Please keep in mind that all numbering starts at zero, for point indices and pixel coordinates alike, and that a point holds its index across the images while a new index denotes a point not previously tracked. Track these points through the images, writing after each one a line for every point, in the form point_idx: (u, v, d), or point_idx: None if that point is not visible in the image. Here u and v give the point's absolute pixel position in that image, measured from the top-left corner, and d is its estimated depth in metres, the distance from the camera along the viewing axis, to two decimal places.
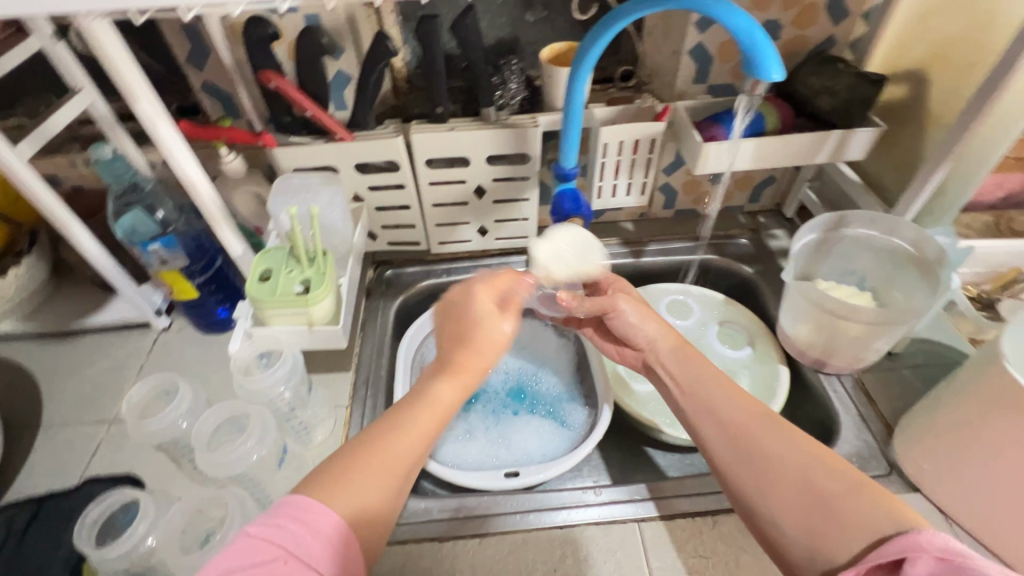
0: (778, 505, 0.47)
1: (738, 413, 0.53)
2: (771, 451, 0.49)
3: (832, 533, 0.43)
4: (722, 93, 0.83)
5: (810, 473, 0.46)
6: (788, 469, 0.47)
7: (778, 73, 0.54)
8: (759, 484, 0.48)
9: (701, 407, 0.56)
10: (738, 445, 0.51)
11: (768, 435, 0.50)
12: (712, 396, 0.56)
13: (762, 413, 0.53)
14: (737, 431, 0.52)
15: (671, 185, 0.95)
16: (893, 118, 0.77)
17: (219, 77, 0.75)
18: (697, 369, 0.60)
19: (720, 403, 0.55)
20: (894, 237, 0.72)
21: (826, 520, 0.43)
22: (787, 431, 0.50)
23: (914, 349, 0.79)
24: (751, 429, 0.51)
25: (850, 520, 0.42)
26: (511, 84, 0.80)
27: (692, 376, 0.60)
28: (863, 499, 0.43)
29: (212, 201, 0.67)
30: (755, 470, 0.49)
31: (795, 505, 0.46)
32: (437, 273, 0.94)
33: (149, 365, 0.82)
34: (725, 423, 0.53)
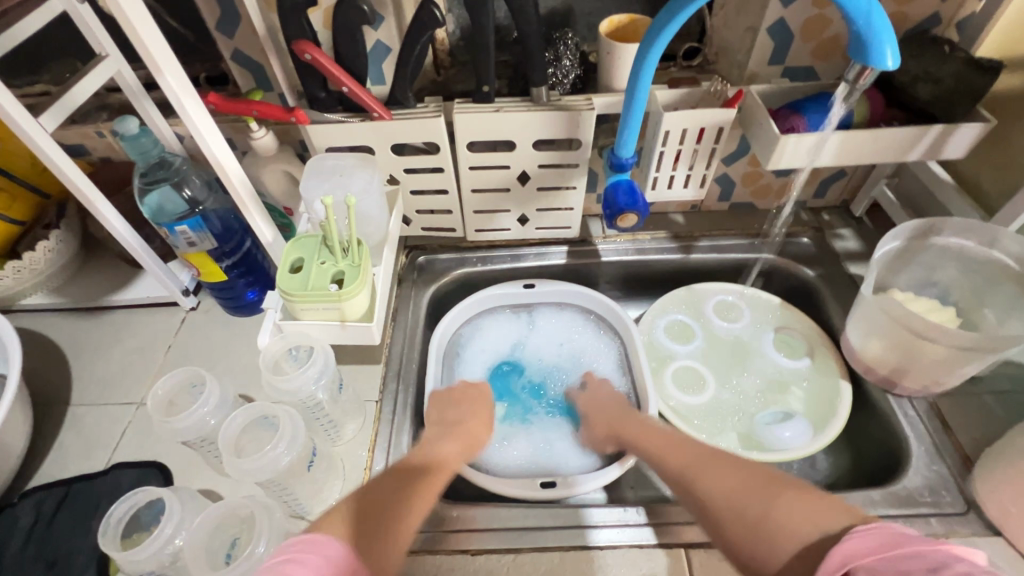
0: (727, 532, 0.45)
1: (692, 451, 0.55)
2: (703, 486, 0.49)
3: (776, 544, 0.41)
4: (799, 77, 0.74)
5: (741, 488, 0.46)
6: (724, 497, 0.47)
7: (892, 60, 0.46)
8: (706, 506, 0.48)
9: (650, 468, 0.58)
10: (685, 479, 0.52)
11: (701, 470, 0.51)
12: (655, 450, 0.59)
13: (692, 449, 0.55)
14: (674, 478, 0.53)
15: (729, 176, 0.87)
16: (1001, 110, 0.67)
17: (250, 46, 0.70)
18: (638, 432, 0.64)
19: (661, 461, 0.57)
20: (992, 249, 0.64)
21: (765, 531, 0.42)
22: (732, 461, 0.51)
23: (999, 372, 0.71)
24: (687, 471, 0.53)
25: (787, 524, 0.41)
26: (566, 61, 0.72)
27: (638, 438, 0.63)
28: (793, 500, 0.43)
29: (242, 184, 0.62)
30: (704, 491, 0.49)
31: (738, 527, 0.44)
32: (472, 261, 0.90)
33: (177, 346, 0.80)
34: (669, 473, 0.55)
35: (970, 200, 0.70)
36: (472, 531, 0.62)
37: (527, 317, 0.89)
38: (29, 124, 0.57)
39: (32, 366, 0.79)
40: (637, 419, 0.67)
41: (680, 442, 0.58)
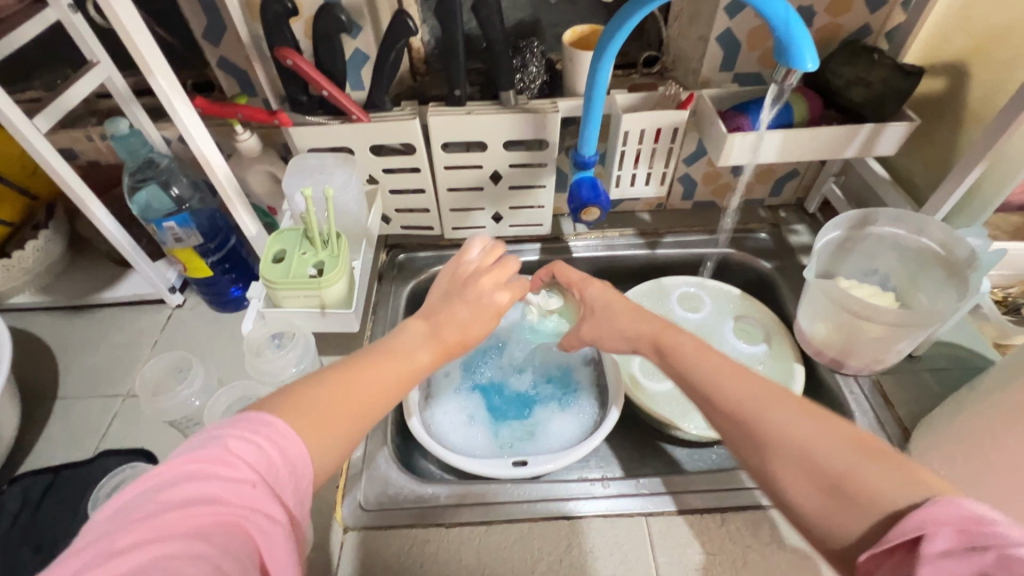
0: (791, 484, 0.40)
1: (739, 385, 0.46)
2: (771, 425, 0.42)
3: (858, 511, 0.36)
4: (749, 83, 0.80)
5: (821, 443, 0.40)
6: (796, 446, 0.41)
7: (812, 63, 0.52)
8: (761, 459, 0.42)
9: (689, 384, 0.50)
10: (734, 423, 0.45)
11: (767, 406, 0.44)
12: (701, 371, 0.50)
13: (751, 377, 0.47)
14: (729, 406, 0.46)
15: (691, 176, 0.93)
16: (928, 112, 0.74)
17: (235, 54, 0.74)
18: (682, 346, 0.54)
19: (716, 382, 0.48)
20: (922, 237, 0.70)
21: (847, 496, 0.37)
22: (790, 400, 0.44)
23: (936, 352, 0.77)
24: (746, 403, 0.45)
25: (874, 493, 0.36)
26: (532, 68, 0.78)
27: (682, 354, 0.53)
28: (884, 467, 0.37)
29: (228, 179, 0.66)
30: (767, 435, 0.42)
31: (810, 481, 0.39)
32: (449, 258, 0.94)
33: (163, 341, 0.82)
34: (718, 403, 0.47)
35: (904, 194, 0.77)
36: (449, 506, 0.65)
37: None
38: (23, 124, 0.60)
39: (20, 362, 0.81)
40: (683, 332, 0.56)
41: (732, 365, 0.49)
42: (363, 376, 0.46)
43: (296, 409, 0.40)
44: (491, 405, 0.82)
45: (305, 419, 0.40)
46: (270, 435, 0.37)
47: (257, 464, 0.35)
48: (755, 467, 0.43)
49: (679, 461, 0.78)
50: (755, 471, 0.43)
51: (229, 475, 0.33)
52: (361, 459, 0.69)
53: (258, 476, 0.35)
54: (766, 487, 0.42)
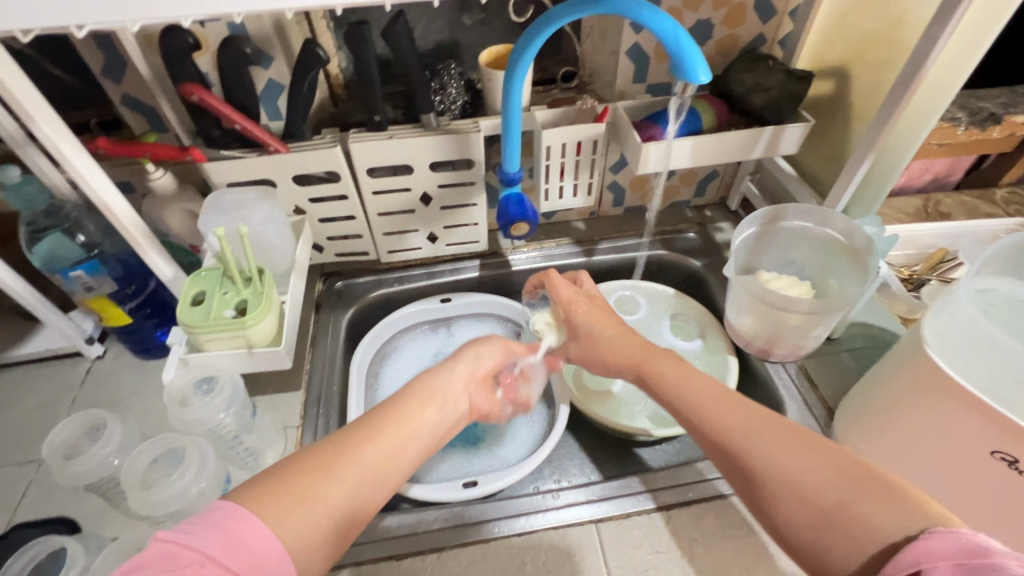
0: (788, 515, 0.43)
1: (728, 416, 0.50)
2: (763, 457, 0.46)
3: (852, 540, 0.39)
4: (661, 93, 0.84)
5: (813, 474, 0.43)
6: (788, 477, 0.44)
7: (704, 75, 0.55)
8: (758, 492, 0.45)
9: (681, 414, 0.55)
10: (728, 453, 0.48)
11: (757, 436, 0.47)
12: (695, 401, 0.54)
13: (742, 407, 0.51)
14: (722, 434, 0.49)
15: (619, 183, 0.96)
16: (822, 111, 0.79)
17: (140, 90, 0.71)
18: (665, 374, 0.59)
19: (706, 413, 0.52)
20: (826, 228, 0.75)
21: (841, 525, 0.40)
22: (782, 429, 0.47)
23: (853, 333, 0.82)
24: (738, 432, 0.48)
25: (867, 522, 0.39)
26: (451, 89, 0.78)
27: (672, 384, 0.57)
28: (875, 497, 0.40)
29: (133, 223, 0.63)
30: (761, 466, 0.46)
31: (805, 511, 0.42)
32: (389, 282, 0.93)
33: (83, 396, 0.77)
34: (711, 431, 0.51)
35: (809, 188, 0.82)
36: (398, 537, 0.64)
37: (446, 329, 0.94)
38: None
39: None
40: (668, 357, 0.61)
41: (724, 394, 0.53)
42: (363, 439, 0.48)
43: (275, 497, 0.41)
44: None
45: (272, 510, 0.40)
46: (216, 522, 0.37)
47: (204, 546, 0.35)
48: (757, 502, 0.45)
49: (629, 461, 0.79)
50: (751, 501, 0.46)
51: (174, 562, 0.34)
52: None
53: (204, 554, 0.35)
54: (761, 513, 0.45)
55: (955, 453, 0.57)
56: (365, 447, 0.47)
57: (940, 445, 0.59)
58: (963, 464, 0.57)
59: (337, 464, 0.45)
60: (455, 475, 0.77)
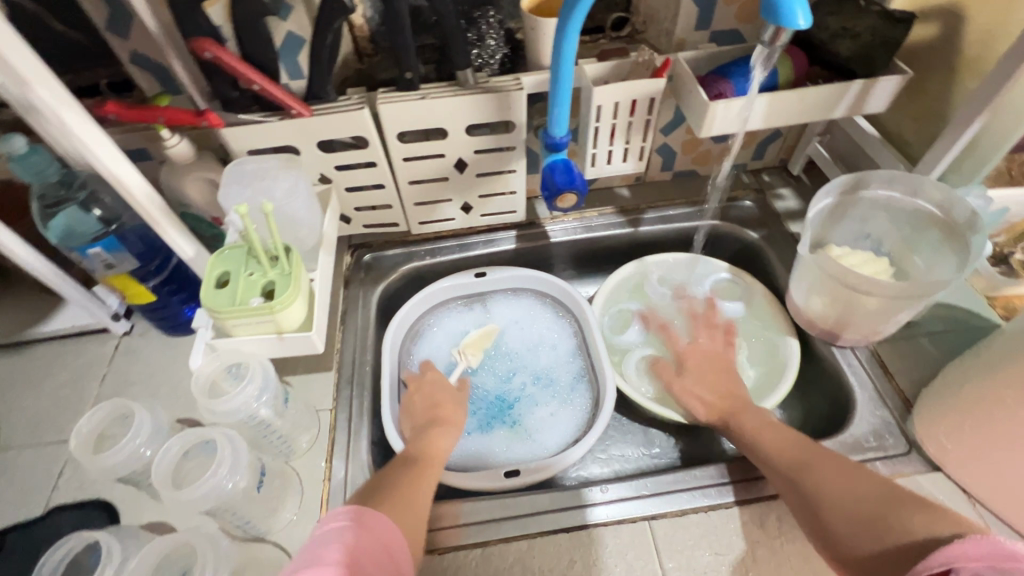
0: (838, 526, 0.50)
1: (788, 451, 0.58)
2: (821, 478, 0.54)
3: (891, 540, 0.46)
4: (727, 41, 0.74)
5: (860, 493, 0.51)
6: (842, 498, 0.51)
7: (803, 19, 0.46)
8: (813, 510, 0.52)
9: (751, 451, 0.61)
10: (788, 479, 0.56)
11: (816, 466, 0.55)
12: (762, 439, 0.61)
13: (802, 446, 0.58)
14: (785, 462, 0.57)
15: (670, 145, 0.87)
16: (917, 62, 0.68)
17: (149, 47, 0.65)
18: (745, 421, 0.64)
19: (771, 448, 0.59)
20: (917, 198, 0.66)
21: (880, 529, 0.47)
22: (838, 461, 0.55)
23: (932, 316, 0.74)
24: (800, 463, 0.56)
25: (906, 527, 0.46)
26: (490, 40, 0.70)
27: (744, 421, 0.64)
28: (914, 513, 0.47)
29: (148, 198, 0.57)
30: (819, 488, 0.53)
31: (853, 520, 0.49)
32: (420, 255, 0.87)
33: (112, 374, 0.75)
34: (775, 458, 0.58)
35: (896, 152, 0.72)
36: (443, 529, 0.61)
37: (481, 305, 0.88)
38: None
39: None
40: (749, 408, 0.66)
41: (789, 434, 0.60)
42: (412, 490, 0.54)
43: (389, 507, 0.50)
44: (483, 407, 0.79)
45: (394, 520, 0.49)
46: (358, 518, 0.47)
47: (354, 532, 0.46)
48: (815, 520, 0.52)
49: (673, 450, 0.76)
50: (808, 517, 0.53)
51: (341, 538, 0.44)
52: (342, 482, 0.64)
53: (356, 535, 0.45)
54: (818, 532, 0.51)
55: None
56: (420, 492, 0.55)
57: None
58: None
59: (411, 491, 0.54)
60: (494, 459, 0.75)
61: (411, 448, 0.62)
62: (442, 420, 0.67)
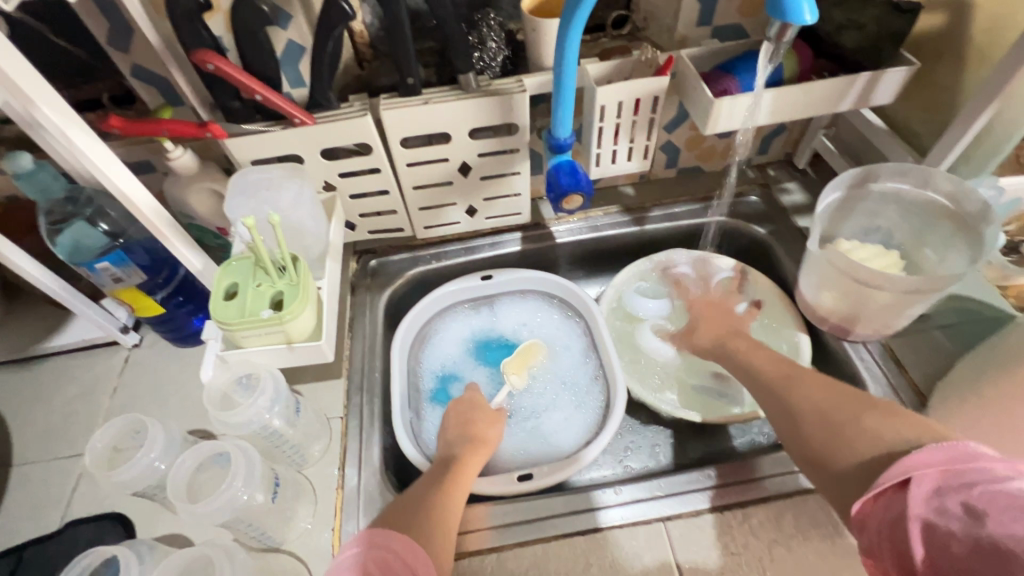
0: (809, 434, 0.49)
1: (772, 373, 0.58)
2: (798, 395, 0.53)
3: (855, 446, 0.44)
4: (730, 36, 0.73)
5: (835, 403, 0.49)
6: (813, 407, 0.50)
7: (810, 15, 0.45)
8: (787, 423, 0.52)
9: (742, 371, 0.62)
10: (769, 398, 0.56)
11: (799, 382, 0.54)
12: (755, 364, 0.61)
13: (791, 367, 0.58)
14: (769, 383, 0.57)
15: (674, 142, 0.86)
16: (923, 52, 0.68)
17: (150, 59, 0.64)
18: (739, 349, 0.66)
19: (757, 372, 0.60)
20: (927, 190, 0.66)
21: (846, 435, 0.45)
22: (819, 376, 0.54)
23: (944, 308, 0.74)
24: (784, 381, 0.56)
25: (872, 433, 0.44)
26: (491, 43, 0.69)
27: (742, 351, 0.65)
28: (880, 417, 0.45)
29: (155, 212, 0.57)
30: (796, 402, 0.52)
31: (821, 428, 0.48)
32: (425, 259, 0.87)
33: (123, 386, 0.75)
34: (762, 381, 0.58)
35: (903, 144, 0.72)
36: (469, 532, 0.61)
37: (489, 308, 0.88)
38: None
39: None
40: (741, 337, 0.68)
41: (781, 360, 0.60)
42: (444, 504, 0.54)
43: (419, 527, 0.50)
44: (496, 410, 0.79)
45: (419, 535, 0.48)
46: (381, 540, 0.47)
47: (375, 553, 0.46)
48: (789, 433, 0.51)
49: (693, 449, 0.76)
50: (783, 430, 0.52)
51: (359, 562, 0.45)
52: (356, 488, 0.64)
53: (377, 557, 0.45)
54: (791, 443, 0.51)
55: None
56: (449, 508, 0.54)
57: None
58: None
59: (436, 508, 0.53)
60: (508, 460, 0.75)
61: (439, 466, 0.61)
62: (478, 440, 0.66)
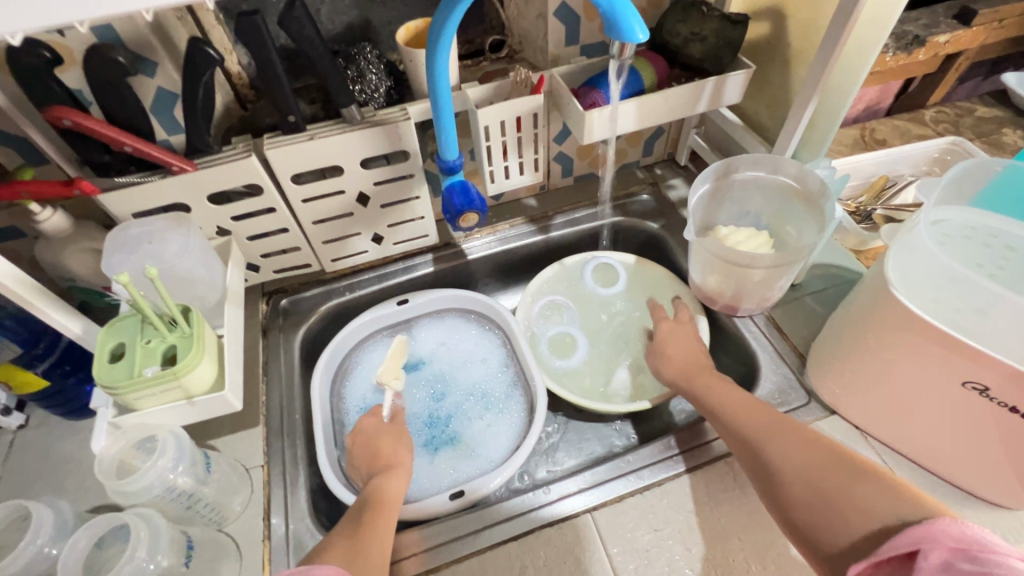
0: (795, 501, 0.51)
1: (748, 424, 0.60)
2: (778, 452, 0.55)
3: (844, 519, 0.47)
4: (597, 52, 0.79)
5: (819, 465, 0.52)
6: (797, 469, 0.53)
7: (642, 32, 0.51)
8: (770, 480, 0.55)
9: (714, 415, 0.64)
10: (751, 453, 0.58)
11: (777, 434, 0.57)
12: (732, 411, 0.62)
13: (772, 416, 0.60)
14: (744, 434, 0.59)
15: (565, 153, 0.91)
16: (760, 56, 0.77)
17: (2, 119, 0.61)
18: (711, 388, 0.67)
19: (734, 415, 0.62)
20: (779, 175, 0.74)
21: (835, 507, 0.48)
22: (802, 431, 0.56)
23: (813, 276, 0.83)
24: (766, 437, 0.57)
25: (862, 504, 0.47)
26: (371, 75, 0.71)
27: (711, 395, 0.66)
28: (868, 486, 0.48)
29: (18, 281, 0.53)
30: (779, 458, 0.55)
31: (808, 495, 0.51)
32: (338, 291, 0.87)
33: (10, 473, 0.68)
34: (739, 432, 0.60)
35: (757, 136, 0.81)
36: (404, 559, 0.61)
37: (408, 332, 0.88)
38: None
39: None
40: (708, 373, 0.70)
41: (757, 404, 0.62)
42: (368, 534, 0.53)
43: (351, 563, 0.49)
44: (422, 432, 0.80)
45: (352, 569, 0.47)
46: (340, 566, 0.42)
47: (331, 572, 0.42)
48: (770, 489, 0.54)
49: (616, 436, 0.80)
50: (764, 485, 0.55)
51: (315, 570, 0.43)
52: (284, 537, 0.62)
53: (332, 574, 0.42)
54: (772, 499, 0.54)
55: (930, 385, 0.58)
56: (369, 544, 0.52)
57: (911, 382, 0.60)
58: (930, 395, 0.59)
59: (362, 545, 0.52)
60: (430, 482, 0.75)
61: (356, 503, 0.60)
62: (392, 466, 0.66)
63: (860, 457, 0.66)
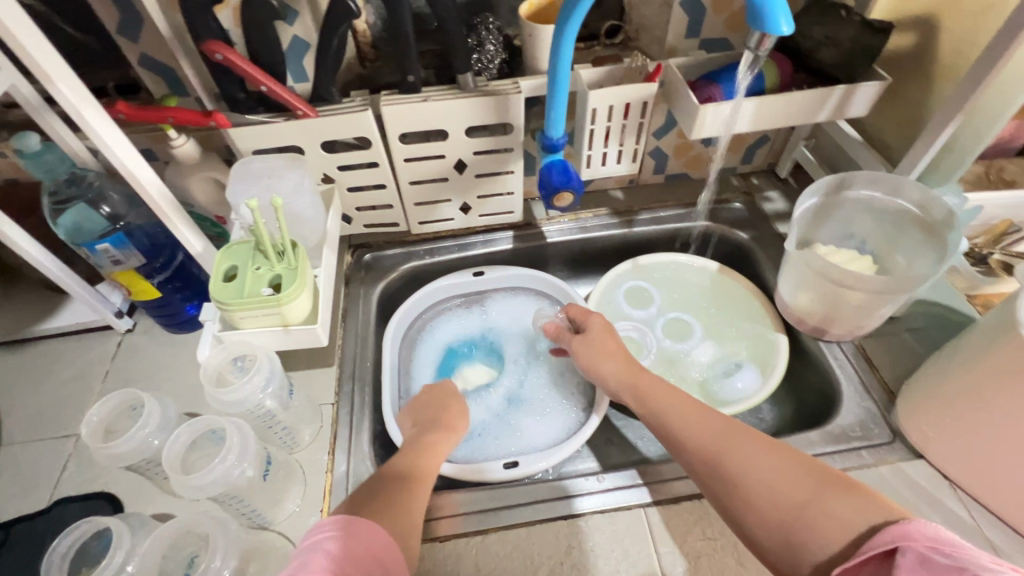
0: (764, 516, 0.47)
1: (700, 435, 0.54)
2: (739, 464, 0.50)
3: (822, 532, 0.43)
4: (715, 49, 0.77)
5: (787, 472, 0.48)
6: (760, 482, 0.48)
7: (786, 24, 0.49)
8: (734, 498, 0.49)
9: (663, 428, 0.58)
10: (708, 468, 0.52)
11: (732, 442, 0.51)
12: (681, 423, 0.56)
13: (717, 419, 0.55)
14: (699, 447, 0.53)
15: (662, 148, 0.89)
16: (896, 70, 0.72)
17: (159, 50, 0.67)
18: (651, 392, 0.61)
19: (683, 426, 0.55)
20: (897, 198, 0.70)
21: (810, 519, 0.44)
22: (752, 437, 0.52)
23: (915, 312, 0.77)
24: (718, 441, 0.52)
25: (837, 515, 0.43)
26: (489, 46, 0.72)
27: (654, 398, 0.61)
28: (840, 496, 0.44)
29: (162, 196, 0.59)
30: (740, 471, 0.49)
31: (780, 509, 0.46)
32: (419, 254, 0.89)
33: (116, 370, 0.76)
34: (693, 447, 0.53)
35: (877, 154, 0.76)
36: (440, 519, 0.62)
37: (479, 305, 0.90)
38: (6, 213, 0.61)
39: None
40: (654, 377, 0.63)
41: (698, 408, 0.57)
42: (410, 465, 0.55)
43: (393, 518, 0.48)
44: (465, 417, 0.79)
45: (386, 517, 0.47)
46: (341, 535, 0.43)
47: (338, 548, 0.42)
48: (734, 508, 0.49)
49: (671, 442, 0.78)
50: (728, 505, 0.50)
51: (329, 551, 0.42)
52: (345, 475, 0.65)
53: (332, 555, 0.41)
54: (735, 518, 0.49)
55: None
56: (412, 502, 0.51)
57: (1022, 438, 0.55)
58: None
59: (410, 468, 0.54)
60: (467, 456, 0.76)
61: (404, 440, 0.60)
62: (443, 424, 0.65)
63: (944, 508, 0.61)
